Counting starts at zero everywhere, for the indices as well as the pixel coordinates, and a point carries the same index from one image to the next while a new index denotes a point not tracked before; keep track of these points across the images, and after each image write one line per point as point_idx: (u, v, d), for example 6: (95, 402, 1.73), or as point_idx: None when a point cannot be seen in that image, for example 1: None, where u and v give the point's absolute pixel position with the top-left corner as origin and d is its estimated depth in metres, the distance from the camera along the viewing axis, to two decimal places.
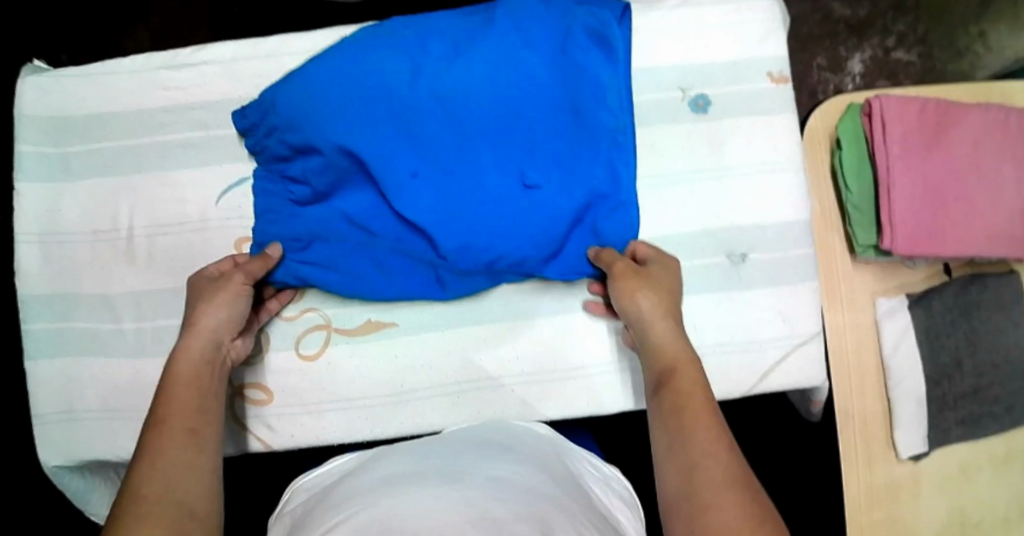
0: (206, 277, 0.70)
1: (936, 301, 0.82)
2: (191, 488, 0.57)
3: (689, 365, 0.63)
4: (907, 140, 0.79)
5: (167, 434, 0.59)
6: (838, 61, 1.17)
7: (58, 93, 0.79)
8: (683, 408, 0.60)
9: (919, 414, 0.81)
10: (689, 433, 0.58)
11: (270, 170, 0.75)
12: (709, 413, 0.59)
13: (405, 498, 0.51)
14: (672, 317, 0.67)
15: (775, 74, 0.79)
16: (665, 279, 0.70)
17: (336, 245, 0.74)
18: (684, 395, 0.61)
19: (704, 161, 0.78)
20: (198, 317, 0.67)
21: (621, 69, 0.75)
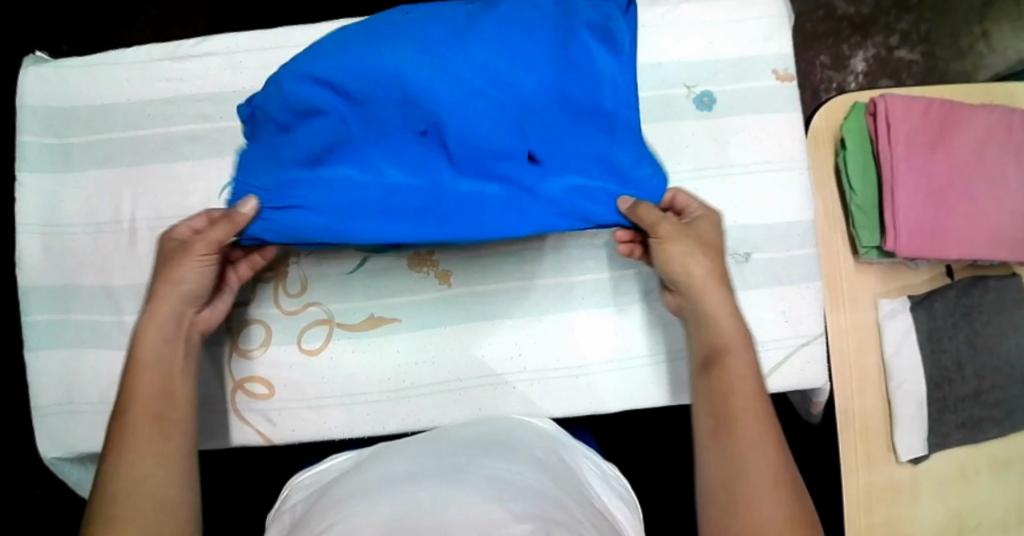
0: (168, 245, 0.65)
1: (938, 304, 0.82)
2: (158, 482, 0.59)
3: (741, 347, 0.62)
4: (912, 140, 0.79)
5: (133, 427, 0.61)
6: (841, 59, 1.15)
7: (61, 84, 0.78)
8: (734, 395, 0.60)
9: (920, 416, 0.81)
10: (738, 424, 0.59)
11: (259, 123, 0.62)
12: (758, 405, 0.60)
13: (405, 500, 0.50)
14: (721, 286, 0.64)
15: (781, 72, 0.79)
16: (710, 237, 0.65)
17: (334, 199, 0.59)
18: (733, 379, 0.61)
19: (708, 159, 0.78)
20: (160, 293, 0.64)
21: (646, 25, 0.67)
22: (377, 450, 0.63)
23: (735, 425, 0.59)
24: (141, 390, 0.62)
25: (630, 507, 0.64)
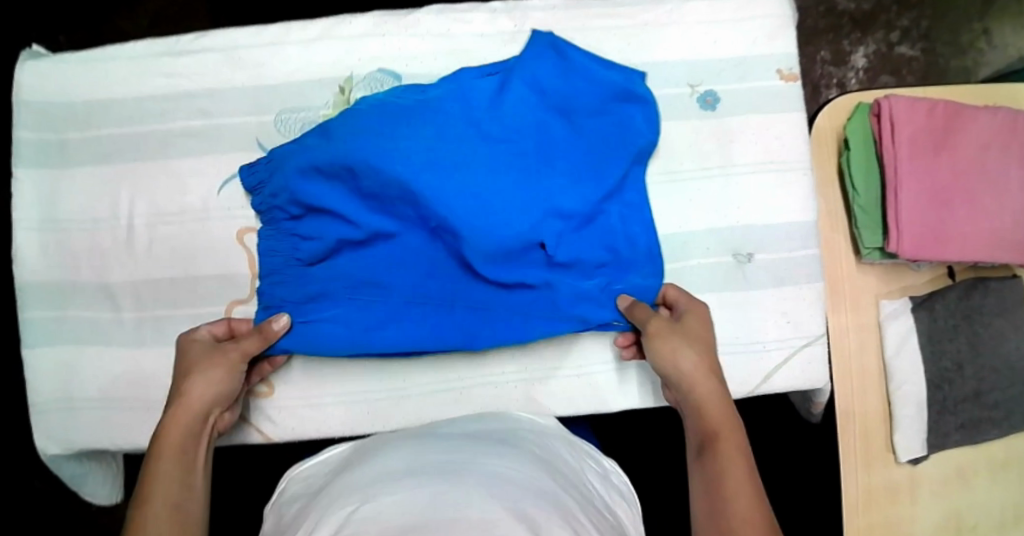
0: (187, 343, 0.68)
1: (939, 305, 0.82)
2: None
3: (733, 428, 0.62)
4: (916, 142, 0.79)
5: (151, 518, 0.57)
6: (842, 54, 1.14)
7: (58, 78, 0.77)
8: (728, 482, 0.59)
9: (919, 417, 0.81)
10: (733, 511, 0.56)
11: (279, 227, 0.72)
12: (754, 487, 0.58)
13: (398, 500, 0.48)
14: (710, 376, 0.65)
15: (786, 72, 0.78)
16: (701, 330, 0.69)
17: (347, 300, 0.71)
18: (726, 460, 0.60)
19: (712, 160, 0.77)
20: (185, 390, 0.65)
21: (655, 117, 0.75)
22: (372, 446, 0.61)
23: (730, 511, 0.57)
24: (154, 478, 0.60)
25: (627, 502, 0.63)
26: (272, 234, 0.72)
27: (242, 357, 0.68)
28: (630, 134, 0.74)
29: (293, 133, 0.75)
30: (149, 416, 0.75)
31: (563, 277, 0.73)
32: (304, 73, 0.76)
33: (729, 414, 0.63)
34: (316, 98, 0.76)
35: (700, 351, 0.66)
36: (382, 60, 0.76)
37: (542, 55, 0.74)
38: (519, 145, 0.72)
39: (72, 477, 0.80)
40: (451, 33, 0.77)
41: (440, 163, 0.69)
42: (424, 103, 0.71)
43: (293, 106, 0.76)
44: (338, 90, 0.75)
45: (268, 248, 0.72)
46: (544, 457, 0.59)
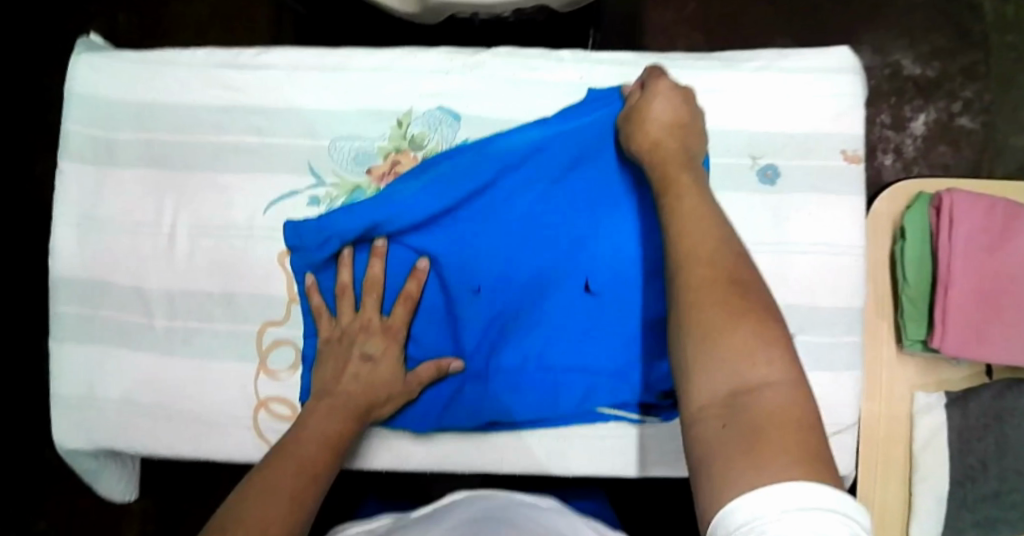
0: (384, 342, 0.71)
1: (973, 402, 0.81)
2: (274, 519, 0.53)
3: (694, 194, 0.58)
4: (973, 240, 0.77)
5: (285, 463, 0.59)
6: (901, 120, 1.10)
7: (113, 76, 0.76)
8: (685, 241, 0.54)
9: (938, 512, 0.81)
10: (688, 275, 0.51)
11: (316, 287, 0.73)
12: (724, 248, 0.53)
13: None
14: (661, 149, 0.63)
15: (849, 153, 0.76)
16: (665, 101, 0.65)
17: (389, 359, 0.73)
18: (682, 220, 0.55)
19: (765, 235, 0.75)
20: (358, 377, 0.69)
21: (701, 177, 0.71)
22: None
23: (688, 270, 0.52)
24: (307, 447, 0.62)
25: None
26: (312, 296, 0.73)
27: (418, 384, 0.71)
28: None
29: (344, 162, 0.74)
30: (172, 425, 0.76)
31: (605, 327, 0.72)
32: (362, 102, 0.74)
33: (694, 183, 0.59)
34: (372, 129, 0.74)
35: (670, 129, 0.64)
36: (443, 98, 0.74)
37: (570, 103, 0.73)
38: (554, 200, 0.73)
39: (100, 461, 0.81)
40: (517, 78, 0.75)
41: (479, 222, 0.72)
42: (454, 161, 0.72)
43: (348, 135, 0.74)
44: (396, 123, 0.74)
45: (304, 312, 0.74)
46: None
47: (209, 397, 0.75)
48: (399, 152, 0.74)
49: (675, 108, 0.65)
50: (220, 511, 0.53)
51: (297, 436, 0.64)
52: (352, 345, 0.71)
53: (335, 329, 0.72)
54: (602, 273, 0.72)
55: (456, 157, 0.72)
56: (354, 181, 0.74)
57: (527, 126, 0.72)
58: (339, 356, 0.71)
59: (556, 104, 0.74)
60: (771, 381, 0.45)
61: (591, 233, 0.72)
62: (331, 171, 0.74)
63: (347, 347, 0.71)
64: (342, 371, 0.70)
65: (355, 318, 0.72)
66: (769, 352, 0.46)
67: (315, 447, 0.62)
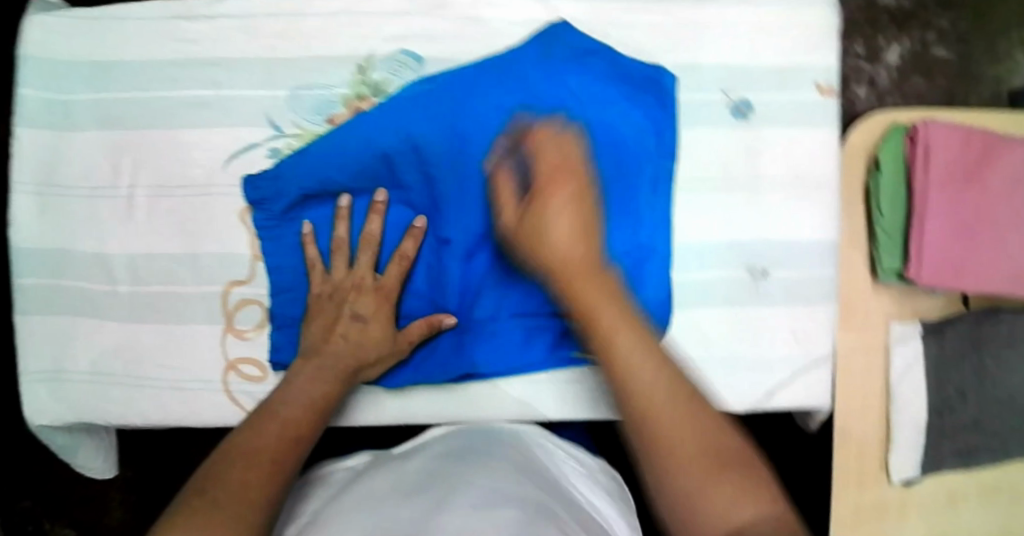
0: (376, 303, 0.68)
1: (949, 331, 0.82)
2: (260, 470, 0.52)
3: (629, 329, 0.54)
4: (949, 171, 0.76)
5: (271, 417, 0.59)
6: (875, 51, 1.08)
7: (63, 34, 0.73)
8: (637, 392, 0.52)
9: (917, 441, 0.82)
10: (656, 434, 0.50)
11: (284, 242, 0.72)
12: (676, 397, 0.52)
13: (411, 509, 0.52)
14: (576, 271, 0.58)
15: (824, 85, 0.75)
16: (558, 152, 0.61)
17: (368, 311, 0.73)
18: (625, 363, 0.53)
19: (739, 171, 0.75)
20: (342, 335, 0.67)
21: (672, 112, 0.72)
22: (347, 495, 0.57)
23: (653, 423, 0.50)
24: (292, 401, 0.62)
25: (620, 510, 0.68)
26: (281, 252, 0.72)
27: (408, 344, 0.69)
28: (648, 117, 0.72)
29: (304, 111, 0.71)
30: (144, 391, 0.74)
31: None
32: (321, 48, 0.71)
33: (602, 292, 0.57)
34: (332, 75, 0.71)
35: (570, 212, 0.60)
36: (404, 40, 0.72)
37: (544, 41, 0.72)
38: None
39: (71, 433, 0.79)
40: (481, 18, 0.73)
41: (448, 171, 0.70)
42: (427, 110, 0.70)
43: (306, 82, 0.71)
44: (356, 69, 0.71)
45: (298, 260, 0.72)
46: (552, 509, 0.55)
47: (179, 362, 0.74)
48: (360, 99, 0.72)
49: (575, 204, 0.60)
50: (204, 469, 0.52)
51: (281, 398, 0.62)
52: (343, 304, 0.68)
53: (327, 285, 0.69)
54: None
55: (428, 105, 0.70)
56: (317, 131, 0.72)
57: (499, 68, 0.71)
58: (329, 313, 0.68)
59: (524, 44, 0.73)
60: (762, 518, 0.47)
61: None
62: (289, 122, 0.72)
63: (336, 305, 0.68)
64: (330, 330, 0.67)
65: (348, 276, 0.69)
66: (753, 491, 0.48)
67: (301, 404, 0.62)
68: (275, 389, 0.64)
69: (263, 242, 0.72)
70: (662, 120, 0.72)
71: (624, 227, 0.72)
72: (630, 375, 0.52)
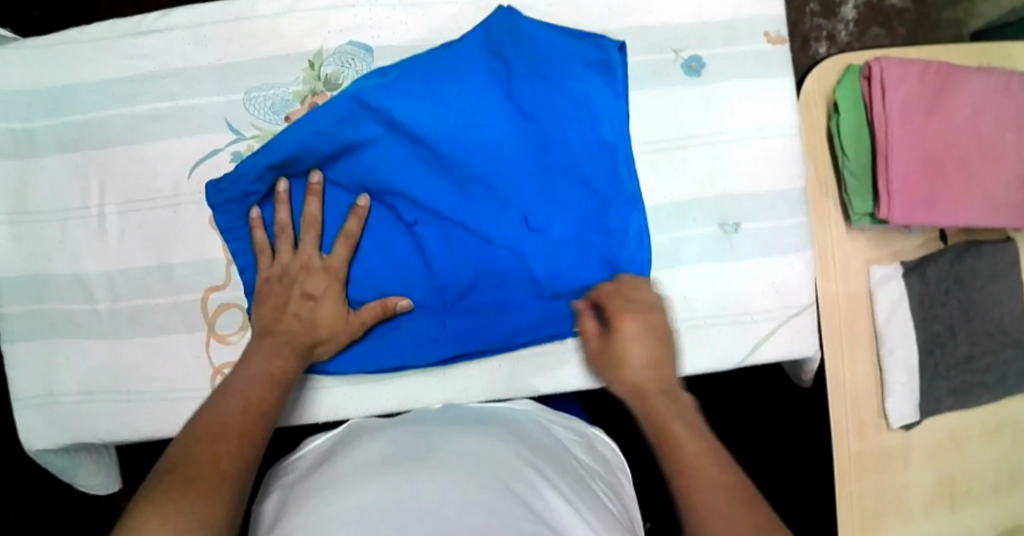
0: (325, 281, 0.69)
1: (931, 269, 0.81)
2: (224, 445, 0.54)
3: (708, 446, 0.55)
4: (908, 105, 0.76)
5: (236, 388, 0.61)
6: (831, 6, 1.09)
7: (19, 64, 0.74)
8: (700, 476, 0.52)
9: (912, 384, 0.81)
10: (709, 515, 0.50)
11: (241, 237, 0.73)
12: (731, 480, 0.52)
13: (388, 486, 0.54)
14: (657, 374, 0.61)
15: (772, 33, 0.76)
16: (645, 323, 0.64)
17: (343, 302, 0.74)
18: (687, 454, 0.54)
19: (696, 127, 0.75)
20: (298, 311, 0.68)
21: (625, 89, 0.73)
22: (317, 472, 0.60)
23: (707, 507, 0.50)
24: (257, 371, 0.63)
25: (608, 465, 0.71)
26: (242, 251, 0.73)
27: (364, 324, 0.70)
28: (606, 96, 0.72)
29: (262, 111, 0.73)
30: (130, 407, 0.74)
31: (551, 255, 0.73)
32: (275, 50, 0.73)
33: (675, 407, 0.59)
34: (286, 74, 0.73)
35: (646, 336, 0.63)
36: (352, 33, 0.74)
37: (500, 27, 0.72)
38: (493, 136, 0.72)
39: (69, 456, 0.79)
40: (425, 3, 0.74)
41: (415, 166, 0.72)
42: (393, 109, 0.70)
43: (263, 84, 0.73)
44: (309, 65, 0.73)
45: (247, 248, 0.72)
46: (519, 475, 0.57)
47: (164, 373, 0.74)
48: (315, 94, 0.73)
49: (651, 340, 0.63)
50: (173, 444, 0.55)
51: (243, 372, 0.63)
52: (293, 285, 0.69)
53: (275, 267, 0.70)
54: (542, 205, 0.73)
55: (392, 102, 0.70)
56: (276, 130, 0.73)
57: (461, 59, 0.71)
58: (280, 295, 0.69)
59: (463, 22, 0.75)
60: None
61: (531, 164, 0.73)
62: (249, 124, 0.73)
63: (286, 287, 0.69)
64: (283, 309, 0.68)
65: (295, 257, 0.70)
66: None
67: (263, 373, 0.63)
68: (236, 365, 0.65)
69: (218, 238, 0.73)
70: (614, 97, 0.73)
71: (589, 206, 0.74)
72: (684, 445, 0.55)
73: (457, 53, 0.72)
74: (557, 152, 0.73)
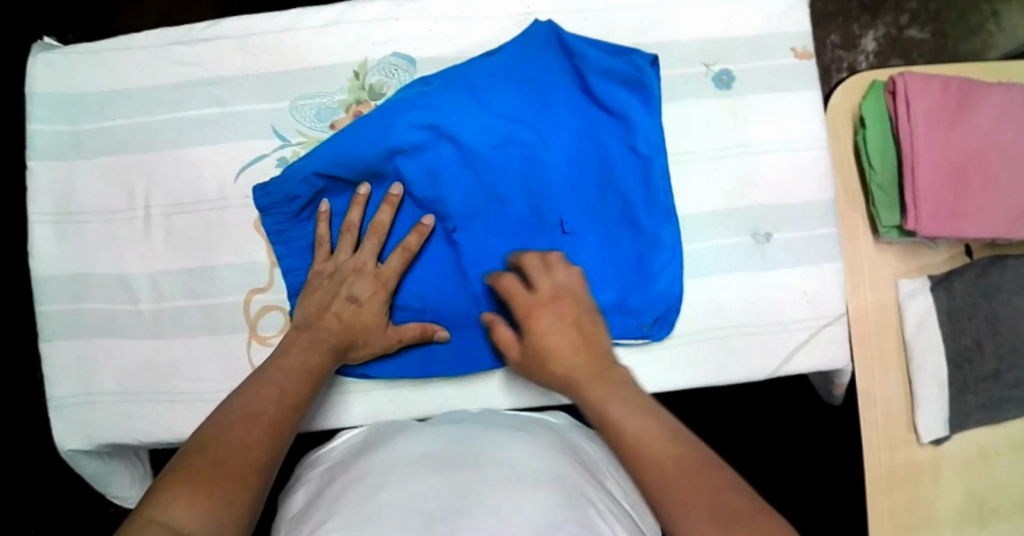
0: (373, 287, 0.70)
1: (958, 283, 0.82)
2: (247, 439, 0.57)
3: (631, 404, 0.60)
4: (931, 118, 0.78)
5: (264, 383, 0.63)
6: (852, 38, 1.12)
7: (70, 70, 0.77)
8: (614, 418, 0.59)
9: (941, 397, 0.81)
10: (636, 445, 0.56)
11: (294, 242, 0.74)
12: (675, 443, 0.56)
13: (421, 487, 0.54)
14: (575, 354, 0.64)
15: (799, 50, 0.78)
16: (552, 314, 0.65)
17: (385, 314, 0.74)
18: (614, 421, 0.59)
19: (726, 139, 0.77)
20: (341, 310, 0.69)
21: (659, 111, 0.75)
22: (345, 470, 0.61)
23: (639, 449, 0.56)
24: (286, 367, 0.65)
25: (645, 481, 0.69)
26: (292, 255, 0.75)
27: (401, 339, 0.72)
28: (640, 112, 0.75)
29: (307, 119, 0.75)
30: (168, 408, 0.74)
31: (585, 260, 0.75)
32: (318, 60, 0.76)
33: (616, 394, 0.61)
34: (330, 83, 0.76)
35: (562, 328, 0.65)
36: (394, 45, 0.76)
37: (537, 36, 0.75)
38: (532, 143, 0.75)
39: (102, 461, 0.78)
40: (465, 17, 0.77)
41: (456, 167, 0.74)
42: (436, 112, 0.73)
43: (307, 93, 0.76)
44: (353, 75, 0.76)
45: (306, 248, 0.74)
46: (559, 481, 0.57)
47: (203, 374, 0.75)
48: (359, 103, 0.76)
49: (567, 333, 0.65)
50: (204, 430, 0.58)
51: (278, 365, 0.66)
52: (340, 285, 0.70)
53: (329, 264, 0.72)
54: (574, 210, 0.75)
55: (435, 107, 0.73)
56: (319, 136, 0.75)
57: (499, 67, 0.74)
58: (326, 292, 0.70)
59: (500, 36, 0.77)
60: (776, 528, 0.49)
61: (566, 170, 0.75)
62: (294, 131, 0.75)
63: (335, 284, 0.70)
64: (326, 306, 0.70)
65: (351, 258, 0.71)
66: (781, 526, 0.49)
67: (293, 375, 0.65)
68: (271, 356, 0.67)
69: (271, 237, 0.75)
70: (647, 114, 0.75)
71: (621, 217, 0.76)
72: (624, 422, 0.58)
73: (496, 61, 0.74)
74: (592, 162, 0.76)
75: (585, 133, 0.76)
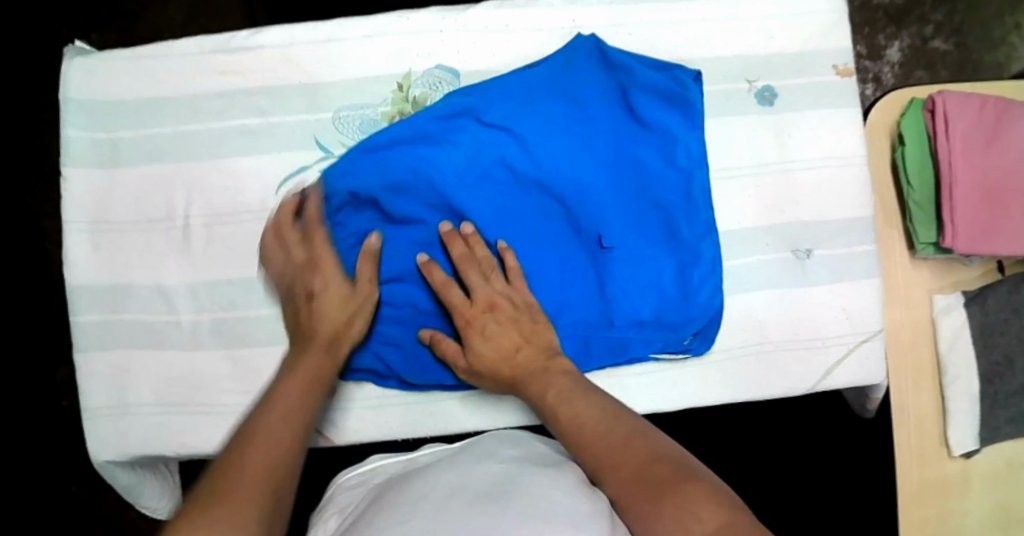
0: (326, 279, 0.70)
1: (990, 299, 0.82)
2: (270, 448, 0.55)
3: (580, 398, 0.62)
4: (969, 136, 0.79)
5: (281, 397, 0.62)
6: (877, 49, 1.13)
7: (107, 76, 0.76)
8: (552, 403, 0.63)
9: (973, 411, 0.82)
10: (578, 426, 0.59)
11: None
12: (613, 423, 0.58)
13: (455, 512, 0.50)
14: (511, 356, 0.68)
15: (841, 67, 0.79)
16: (479, 317, 0.69)
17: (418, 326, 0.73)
18: (559, 407, 0.62)
19: (769, 154, 0.77)
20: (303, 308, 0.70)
21: (701, 126, 0.75)
22: (387, 494, 0.58)
23: (579, 430, 0.59)
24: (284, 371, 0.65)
25: None
26: None
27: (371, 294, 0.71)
28: (682, 125, 0.75)
29: (351, 130, 0.75)
30: (207, 420, 0.74)
31: (623, 275, 0.74)
32: (362, 71, 0.75)
33: (564, 390, 0.64)
34: (374, 95, 0.75)
35: (501, 332, 0.68)
36: (439, 57, 0.76)
37: (578, 51, 0.75)
38: (573, 155, 0.74)
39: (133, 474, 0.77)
40: (509, 30, 0.77)
41: (495, 180, 0.74)
42: (475, 125, 0.73)
43: (351, 104, 0.75)
44: (397, 87, 0.76)
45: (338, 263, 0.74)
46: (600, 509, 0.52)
47: (245, 386, 0.74)
48: (402, 115, 0.76)
49: (506, 335, 0.68)
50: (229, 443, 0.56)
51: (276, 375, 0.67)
52: (295, 288, 0.71)
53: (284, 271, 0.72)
54: (613, 225, 0.74)
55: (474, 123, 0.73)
56: None
57: (539, 82, 0.74)
58: (290, 301, 0.71)
59: (543, 50, 0.77)
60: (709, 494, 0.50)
61: (605, 185, 0.74)
62: (337, 142, 0.75)
63: (291, 293, 0.71)
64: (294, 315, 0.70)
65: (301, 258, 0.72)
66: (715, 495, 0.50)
67: (297, 382, 0.64)
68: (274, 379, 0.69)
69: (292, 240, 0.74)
70: (688, 127, 0.75)
71: (660, 233, 0.75)
72: (560, 405, 0.62)
73: (537, 76, 0.74)
74: (633, 176, 0.75)
75: (626, 148, 0.75)
